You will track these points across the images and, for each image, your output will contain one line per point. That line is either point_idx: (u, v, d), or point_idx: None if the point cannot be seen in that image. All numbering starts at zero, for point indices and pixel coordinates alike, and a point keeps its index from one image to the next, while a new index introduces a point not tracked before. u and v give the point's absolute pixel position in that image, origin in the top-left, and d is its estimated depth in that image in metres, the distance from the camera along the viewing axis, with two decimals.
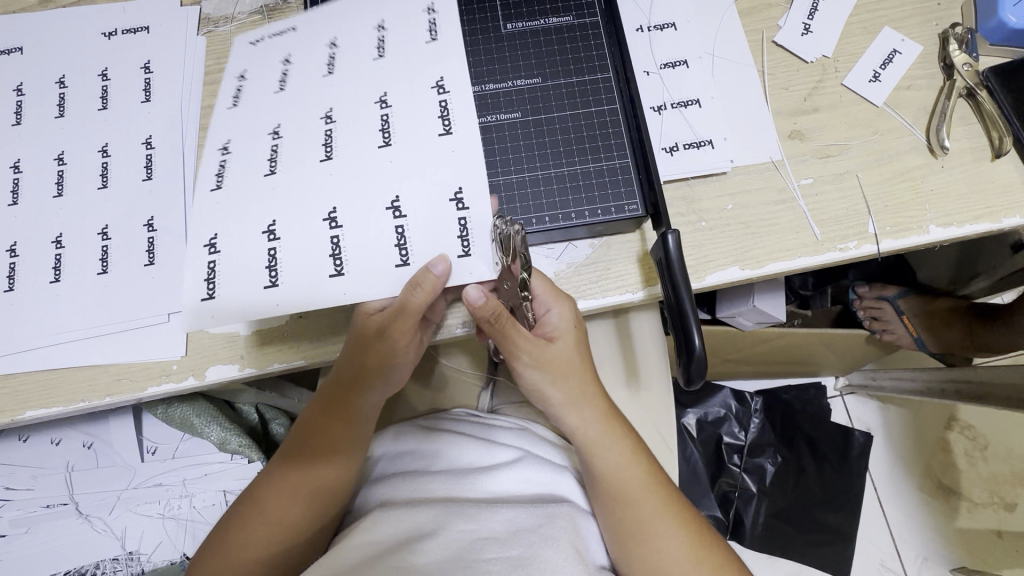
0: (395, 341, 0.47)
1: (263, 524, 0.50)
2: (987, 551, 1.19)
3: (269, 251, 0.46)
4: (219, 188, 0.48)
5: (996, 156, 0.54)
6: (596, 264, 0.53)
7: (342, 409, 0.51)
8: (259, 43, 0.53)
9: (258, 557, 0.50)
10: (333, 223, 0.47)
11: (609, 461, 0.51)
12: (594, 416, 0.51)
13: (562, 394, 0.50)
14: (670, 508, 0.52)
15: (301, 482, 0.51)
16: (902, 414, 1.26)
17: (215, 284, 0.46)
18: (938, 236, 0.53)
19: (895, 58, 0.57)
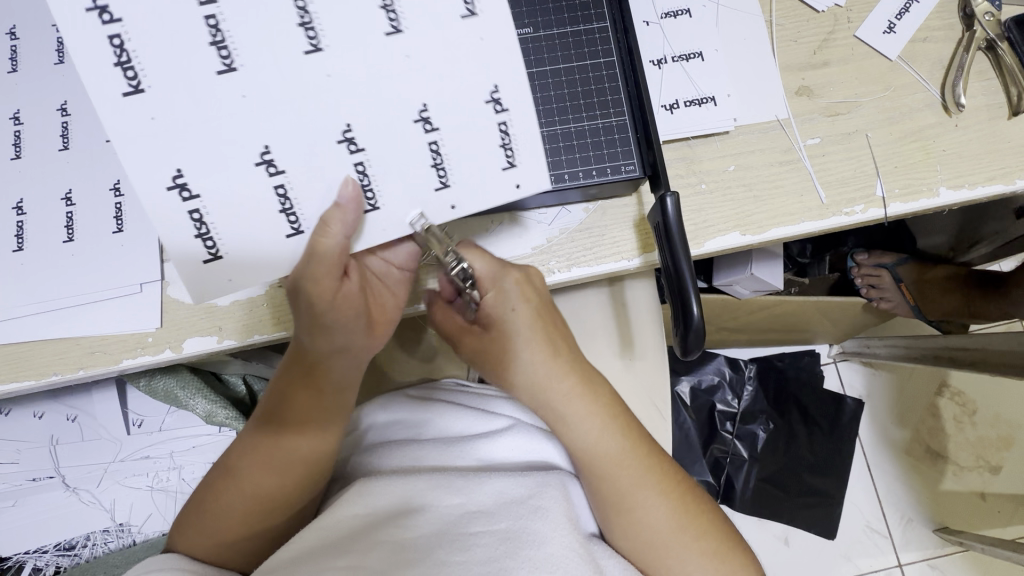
0: (322, 295, 0.42)
1: (239, 495, 0.49)
2: (970, 512, 1.22)
3: (275, 189, 0.38)
4: (232, 71, 0.36)
5: (1013, 114, 0.51)
6: (591, 230, 0.50)
7: (308, 380, 0.47)
8: None
9: (238, 528, 0.49)
10: (352, 144, 0.38)
11: (586, 434, 0.50)
12: (569, 388, 0.50)
13: (529, 365, 0.49)
14: (656, 479, 0.50)
15: (275, 453, 0.49)
16: (893, 380, 1.27)
17: (297, 218, 0.39)
18: (948, 199, 0.50)
19: (911, 6, 0.53)
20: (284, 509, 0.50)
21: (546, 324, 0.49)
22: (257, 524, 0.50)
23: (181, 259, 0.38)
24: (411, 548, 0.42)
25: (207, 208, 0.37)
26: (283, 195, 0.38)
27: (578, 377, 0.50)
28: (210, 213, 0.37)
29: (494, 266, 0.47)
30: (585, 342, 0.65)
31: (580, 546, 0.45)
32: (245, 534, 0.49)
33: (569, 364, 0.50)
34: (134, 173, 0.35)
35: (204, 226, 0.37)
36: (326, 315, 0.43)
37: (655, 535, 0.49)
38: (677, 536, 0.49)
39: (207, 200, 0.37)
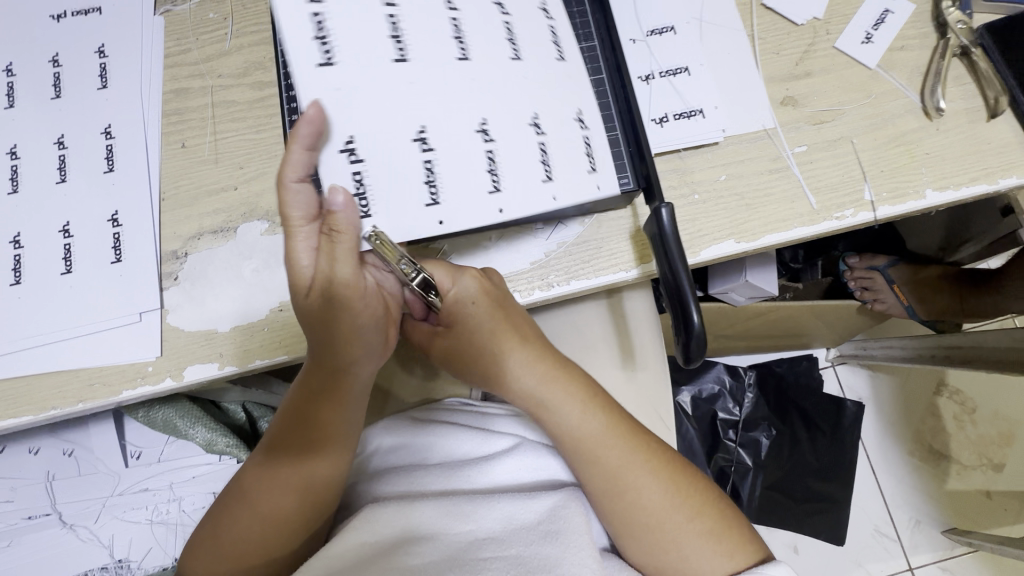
0: (345, 312, 0.41)
1: (254, 518, 0.48)
2: (976, 511, 1.22)
3: (424, 164, 0.41)
4: (403, 59, 0.41)
5: (991, 116, 0.52)
6: (587, 243, 0.51)
7: (327, 393, 0.46)
8: None
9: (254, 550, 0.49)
10: (486, 135, 0.42)
11: (570, 417, 0.50)
12: (541, 372, 0.50)
13: (515, 368, 0.50)
14: (646, 457, 0.50)
15: (296, 474, 0.48)
16: (891, 382, 1.27)
17: (437, 189, 0.41)
18: (935, 201, 0.51)
19: (887, 17, 0.55)
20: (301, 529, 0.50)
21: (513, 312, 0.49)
22: (275, 547, 0.49)
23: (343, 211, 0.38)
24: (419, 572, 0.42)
25: (369, 171, 0.40)
26: (429, 170, 0.41)
27: (550, 360, 0.51)
28: (370, 175, 0.40)
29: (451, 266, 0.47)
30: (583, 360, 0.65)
31: (593, 562, 0.45)
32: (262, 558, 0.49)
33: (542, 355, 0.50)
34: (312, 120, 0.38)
35: (362, 186, 0.39)
36: (352, 325, 0.42)
37: (655, 515, 0.49)
38: (678, 516, 0.49)
39: (370, 165, 0.40)
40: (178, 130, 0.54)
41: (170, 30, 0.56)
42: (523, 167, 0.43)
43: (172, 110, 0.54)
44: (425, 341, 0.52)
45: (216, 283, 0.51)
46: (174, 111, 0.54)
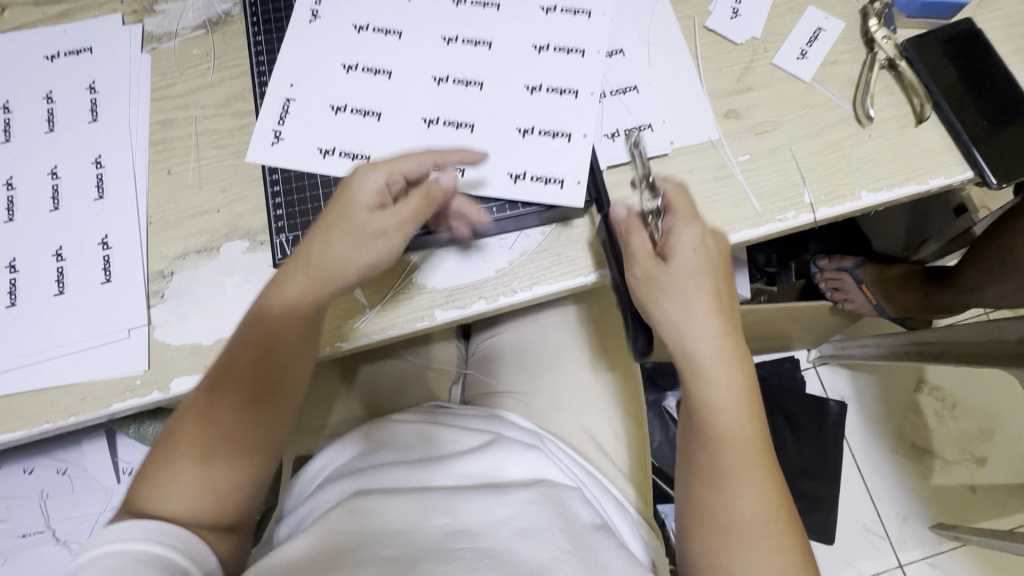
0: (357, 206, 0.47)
1: (215, 404, 0.46)
2: (963, 505, 1.24)
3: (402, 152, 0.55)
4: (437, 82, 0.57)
5: (918, 122, 0.57)
6: (548, 250, 0.54)
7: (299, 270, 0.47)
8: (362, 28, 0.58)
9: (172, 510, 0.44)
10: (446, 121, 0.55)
11: (692, 318, 0.45)
12: (710, 328, 0.45)
13: (691, 313, 0.45)
14: (761, 474, 0.44)
15: (241, 424, 0.46)
16: (871, 380, 1.30)
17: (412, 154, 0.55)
18: (871, 201, 0.55)
19: (819, 35, 0.60)
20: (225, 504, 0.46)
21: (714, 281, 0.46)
22: (219, 445, 0.46)
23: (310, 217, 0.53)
24: (394, 562, 0.44)
25: None
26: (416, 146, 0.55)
27: (728, 326, 0.46)
28: None
29: (690, 209, 0.47)
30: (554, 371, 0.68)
31: (572, 549, 0.47)
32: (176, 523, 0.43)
33: (707, 289, 0.46)
34: None
35: None
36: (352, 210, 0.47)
37: (750, 523, 0.43)
38: (767, 538, 0.43)
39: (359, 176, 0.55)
40: (165, 158, 0.57)
41: (156, 66, 0.60)
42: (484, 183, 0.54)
43: (159, 140, 0.58)
44: (644, 269, 0.46)
45: (201, 299, 0.54)
46: (161, 140, 0.58)
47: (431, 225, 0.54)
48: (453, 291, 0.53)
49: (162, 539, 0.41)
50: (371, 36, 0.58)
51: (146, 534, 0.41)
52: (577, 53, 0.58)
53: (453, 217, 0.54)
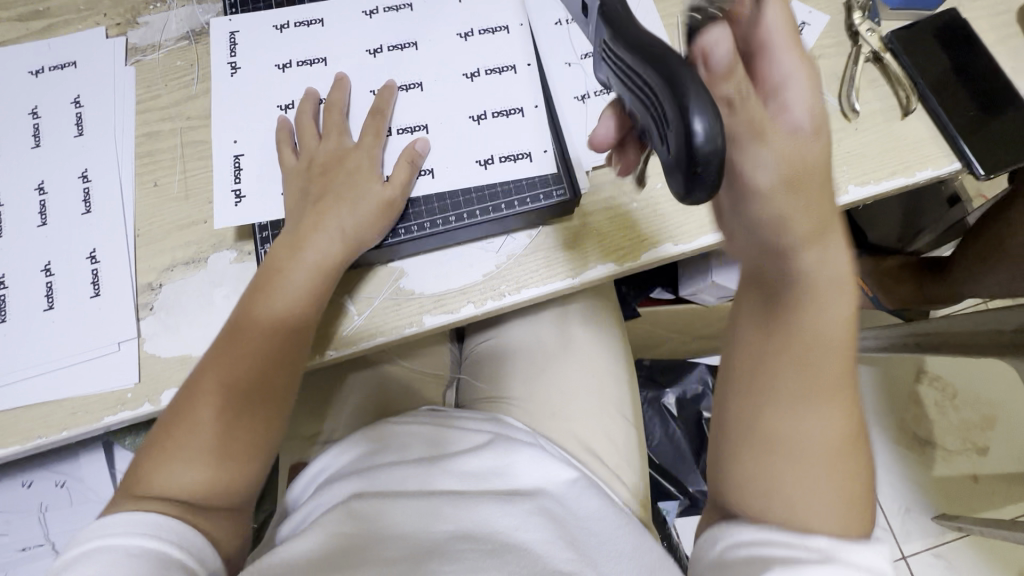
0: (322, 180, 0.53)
1: (228, 334, 0.49)
2: (965, 495, 1.24)
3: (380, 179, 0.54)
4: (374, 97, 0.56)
5: (905, 114, 0.56)
6: (535, 253, 0.54)
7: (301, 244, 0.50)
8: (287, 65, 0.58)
9: (179, 493, 0.45)
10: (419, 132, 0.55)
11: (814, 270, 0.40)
12: (790, 201, 0.38)
13: (768, 165, 0.37)
14: (830, 400, 0.41)
15: (252, 413, 0.48)
16: (871, 372, 1.30)
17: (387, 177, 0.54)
18: (858, 195, 0.55)
19: (803, 30, 0.60)
20: (233, 491, 0.47)
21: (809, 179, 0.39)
22: (236, 357, 0.48)
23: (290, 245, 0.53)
24: (401, 565, 0.45)
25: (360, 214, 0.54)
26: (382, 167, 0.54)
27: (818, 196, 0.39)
28: None
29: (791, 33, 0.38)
30: (546, 374, 0.67)
31: (574, 555, 0.48)
32: (182, 507, 0.44)
33: (809, 197, 0.38)
34: None
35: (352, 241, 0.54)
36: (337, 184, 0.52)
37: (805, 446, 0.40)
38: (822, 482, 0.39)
39: None
40: (151, 170, 0.57)
41: (140, 78, 0.60)
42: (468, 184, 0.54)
43: (144, 152, 0.58)
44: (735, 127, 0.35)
45: (190, 311, 0.54)
46: (146, 152, 0.58)
47: (413, 230, 0.53)
48: (441, 295, 0.54)
49: (151, 531, 0.41)
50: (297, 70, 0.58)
51: (133, 527, 0.41)
52: (510, 71, 0.56)
53: (435, 221, 0.53)
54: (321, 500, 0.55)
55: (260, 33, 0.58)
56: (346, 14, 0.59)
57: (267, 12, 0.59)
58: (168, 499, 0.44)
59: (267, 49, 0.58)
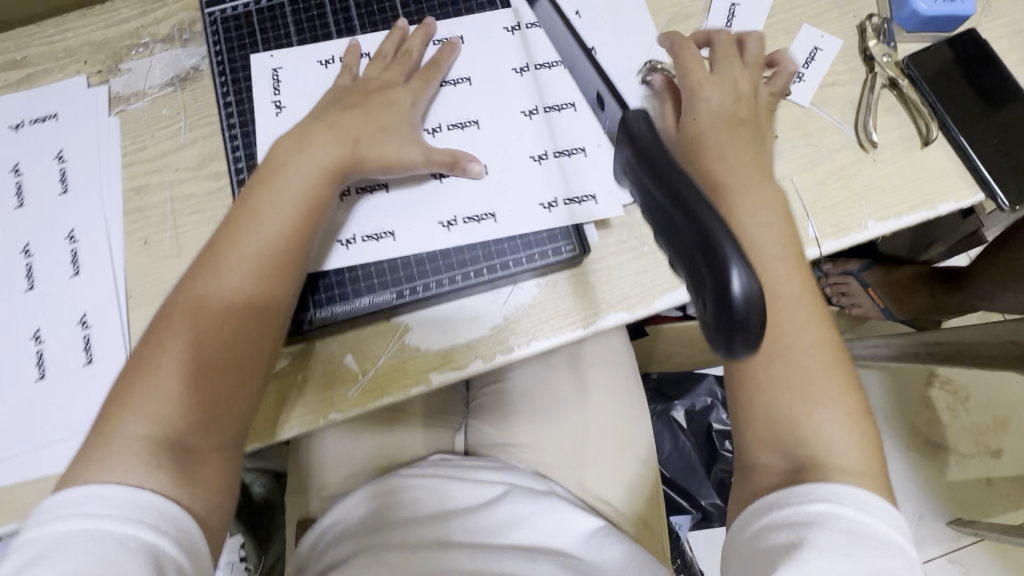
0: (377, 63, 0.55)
1: (226, 240, 0.46)
2: (978, 499, 1.23)
3: (385, 234, 0.52)
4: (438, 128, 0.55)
5: (925, 144, 0.54)
6: (544, 303, 0.52)
7: (294, 158, 0.49)
8: (281, 110, 0.56)
9: (145, 433, 0.41)
10: (440, 177, 0.53)
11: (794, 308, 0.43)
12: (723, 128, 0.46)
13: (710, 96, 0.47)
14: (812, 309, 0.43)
15: (231, 343, 0.44)
16: (882, 378, 1.28)
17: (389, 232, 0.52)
18: (877, 231, 0.53)
19: (816, 55, 0.57)
20: (204, 433, 0.43)
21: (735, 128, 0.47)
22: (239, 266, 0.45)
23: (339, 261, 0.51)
24: None
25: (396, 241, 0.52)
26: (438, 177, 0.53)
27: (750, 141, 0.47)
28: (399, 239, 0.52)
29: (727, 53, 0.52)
30: (557, 418, 0.66)
31: None
32: (152, 449, 0.41)
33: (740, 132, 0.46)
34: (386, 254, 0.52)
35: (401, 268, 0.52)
36: (353, 107, 0.52)
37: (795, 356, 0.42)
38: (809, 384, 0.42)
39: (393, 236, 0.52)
40: (140, 227, 0.55)
41: (125, 129, 0.58)
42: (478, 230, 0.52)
43: (133, 208, 0.56)
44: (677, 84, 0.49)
45: None
46: (135, 208, 0.55)
47: (418, 289, 0.51)
48: (448, 352, 0.51)
49: (146, 518, 0.38)
50: (291, 117, 0.56)
51: (129, 514, 0.38)
52: (569, 108, 0.56)
53: (441, 280, 0.51)
54: (332, 564, 0.54)
55: (291, 76, 0.57)
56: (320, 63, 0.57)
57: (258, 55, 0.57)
58: (134, 440, 0.41)
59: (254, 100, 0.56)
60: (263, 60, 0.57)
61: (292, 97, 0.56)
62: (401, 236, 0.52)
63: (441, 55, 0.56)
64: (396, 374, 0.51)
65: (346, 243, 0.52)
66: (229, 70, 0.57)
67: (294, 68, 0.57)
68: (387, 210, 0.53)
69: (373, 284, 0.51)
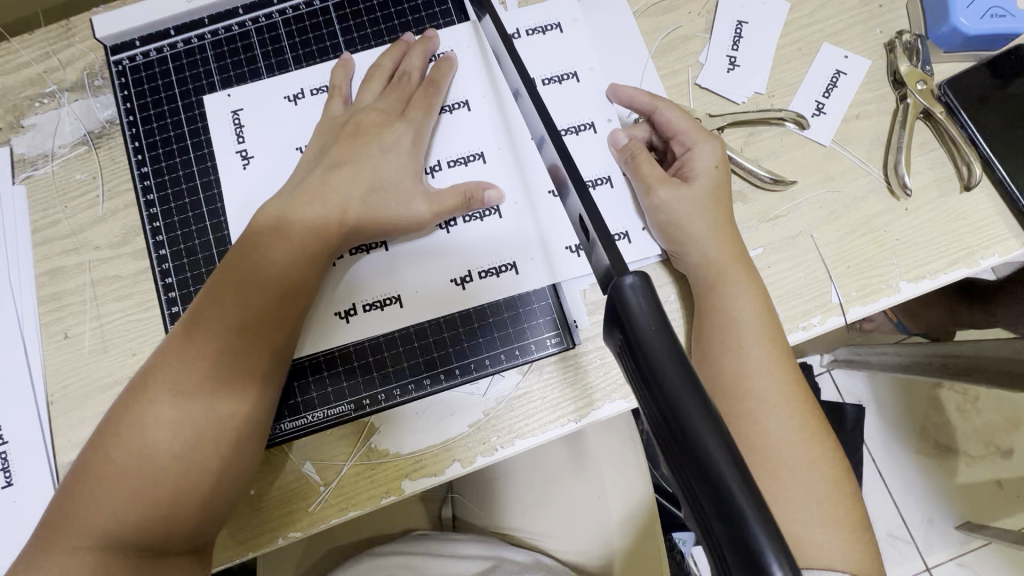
0: (370, 90, 0.47)
1: (192, 325, 0.40)
2: (989, 503, 1.14)
3: (390, 299, 0.46)
4: (438, 167, 0.47)
5: (965, 189, 0.46)
6: (529, 395, 0.45)
7: (273, 231, 0.42)
8: (249, 162, 0.48)
9: (93, 540, 0.36)
10: (449, 228, 0.47)
11: (780, 426, 0.38)
12: (707, 215, 0.41)
13: (694, 161, 0.42)
14: (799, 406, 0.39)
15: (191, 444, 0.38)
16: (891, 381, 1.18)
17: (393, 298, 0.46)
18: (910, 293, 0.46)
19: (838, 81, 0.49)
20: (160, 543, 0.37)
21: (722, 207, 0.42)
22: (202, 360, 0.39)
23: (334, 335, 0.45)
24: None
25: (400, 304, 0.46)
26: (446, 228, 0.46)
27: (726, 219, 0.42)
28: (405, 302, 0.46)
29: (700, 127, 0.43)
30: (547, 488, 0.62)
31: None
32: (98, 560, 0.36)
33: (721, 219, 0.41)
34: (391, 321, 0.45)
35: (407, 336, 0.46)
36: (348, 151, 0.45)
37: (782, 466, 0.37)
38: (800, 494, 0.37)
39: (397, 301, 0.46)
40: (58, 317, 0.47)
41: (32, 199, 0.49)
42: (495, 291, 0.46)
43: (47, 295, 0.48)
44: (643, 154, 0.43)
45: None
46: (50, 295, 0.48)
47: (380, 398, 0.45)
48: (421, 456, 0.44)
49: None
50: (258, 168, 0.48)
51: None
52: (589, 130, 0.47)
53: (418, 380, 0.45)
54: None
55: (262, 113, 0.49)
56: (268, 105, 0.49)
57: (218, 95, 0.49)
58: (80, 549, 0.36)
59: (201, 156, 0.48)
60: (219, 101, 0.49)
61: (262, 141, 0.48)
62: (407, 301, 0.46)
63: (437, 71, 0.47)
64: (361, 481, 0.44)
65: (345, 313, 0.45)
66: (145, 134, 0.49)
67: (252, 106, 0.49)
68: (399, 266, 0.46)
69: (327, 393, 0.45)
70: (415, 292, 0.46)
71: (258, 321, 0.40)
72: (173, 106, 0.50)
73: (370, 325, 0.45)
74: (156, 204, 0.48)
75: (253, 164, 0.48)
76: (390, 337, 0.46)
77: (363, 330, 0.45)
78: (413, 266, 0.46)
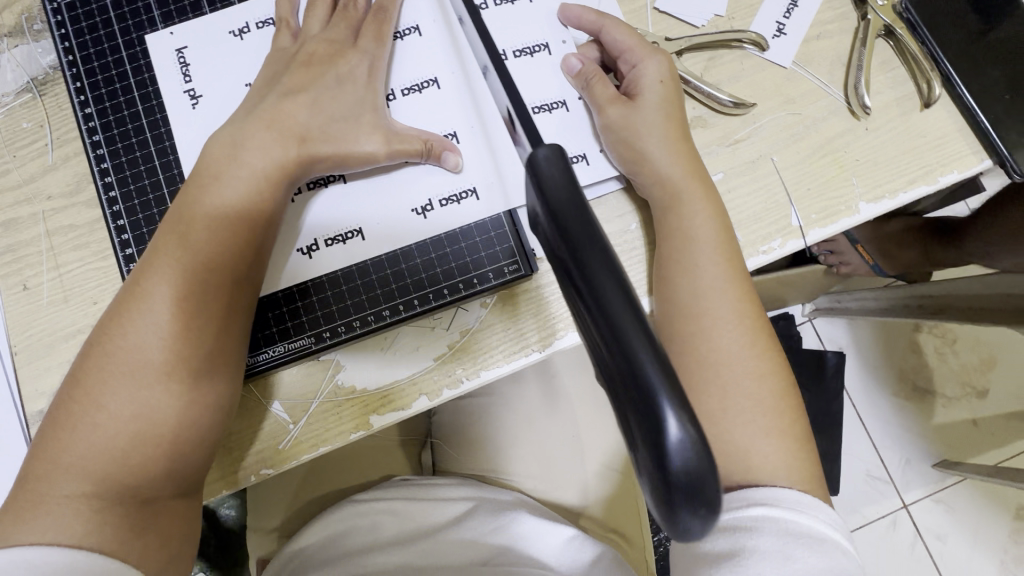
0: (315, 17, 0.46)
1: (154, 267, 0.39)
2: (965, 441, 1.17)
3: (351, 232, 0.45)
4: (393, 96, 0.46)
5: (925, 106, 0.46)
6: (493, 327, 0.45)
7: (224, 164, 0.41)
8: (197, 100, 0.47)
9: (80, 489, 0.36)
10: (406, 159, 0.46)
11: (732, 342, 0.38)
12: (661, 131, 0.41)
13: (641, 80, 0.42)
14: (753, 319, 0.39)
15: (167, 382, 0.38)
16: (870, 327, 1.20)
17: (354, 231, 0.45)
18: (870, 214, 0.46)
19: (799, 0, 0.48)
20: (148, 487, 0.38)
21: (676, 124, 0.41)
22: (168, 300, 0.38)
23: (296, 271, 0.45)
24: None
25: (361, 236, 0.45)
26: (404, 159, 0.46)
27: (681, 135, 0.41)
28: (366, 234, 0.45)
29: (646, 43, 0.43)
30: (523, 432, 0.63)
31: None
32: (89, 507, 0.36)
33: (676, 137, 0.41)
34: (353, 253, 0.45)
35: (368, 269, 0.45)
36: (297, 82, 0.44)
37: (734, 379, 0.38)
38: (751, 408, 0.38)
39: (358, 234, 0.45)
40: (16, 270, 0.47)
41: None
42: (456, 220, 0.45)
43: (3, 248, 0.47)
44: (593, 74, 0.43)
45: None
46: (6, 248, 0.47)
47: (340, 331, 0.45)
48: (388, 391, 0.45)
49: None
50: (206, 106, 0.47)
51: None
52: (543, 51, 0.46)
53: (380, 312, 0.45)
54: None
55: (206, 49, 0.47)
56: (211, 41, 0.47)
57: (156, 33, 0.48)
58: (71, 498, 0.36)
59: (145, 95, 0.47)
60: (162, 39, 0.47)
61: (209, 78, 0.47)
62: (368, 233, 0.45)
63: None
64: (331, 416, 0.45)
65: (305, 249, 0.45)
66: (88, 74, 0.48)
67: (194, 43, 0.47)
68: (356, 200, 0.45)
69: (287, 329, 0.45)
70: (376, 223, 0.45)
71: (219, 253, 0.39)
72: (113, 45, 0.48)
73: (331, 258, 0.45)
74: (103, 146, 0.47)
75: (198, 104, 0.47)
76: (352, 271, 0.45)
77: (325, 265, 0.45)
78: (370, 199, 0.45)
